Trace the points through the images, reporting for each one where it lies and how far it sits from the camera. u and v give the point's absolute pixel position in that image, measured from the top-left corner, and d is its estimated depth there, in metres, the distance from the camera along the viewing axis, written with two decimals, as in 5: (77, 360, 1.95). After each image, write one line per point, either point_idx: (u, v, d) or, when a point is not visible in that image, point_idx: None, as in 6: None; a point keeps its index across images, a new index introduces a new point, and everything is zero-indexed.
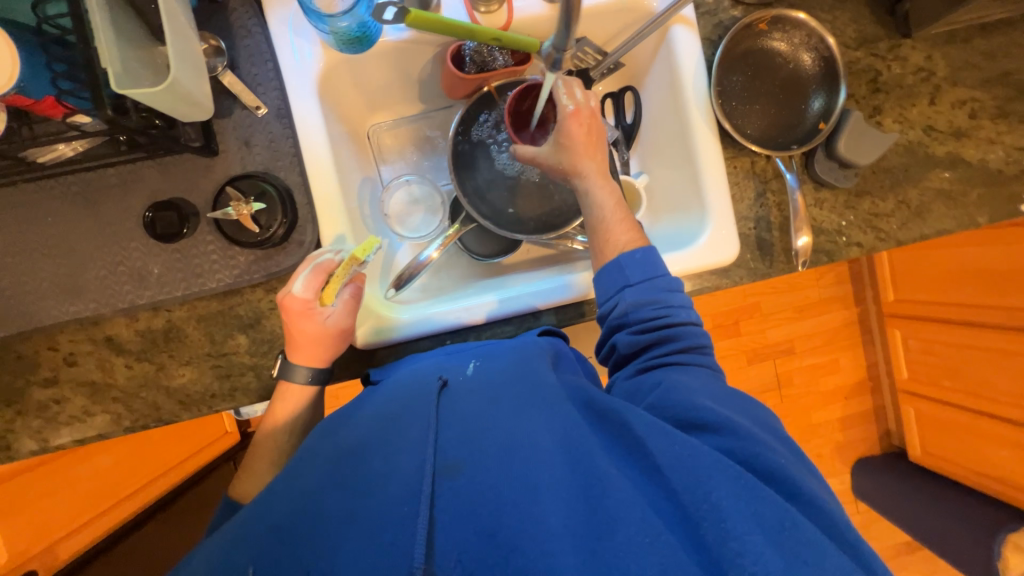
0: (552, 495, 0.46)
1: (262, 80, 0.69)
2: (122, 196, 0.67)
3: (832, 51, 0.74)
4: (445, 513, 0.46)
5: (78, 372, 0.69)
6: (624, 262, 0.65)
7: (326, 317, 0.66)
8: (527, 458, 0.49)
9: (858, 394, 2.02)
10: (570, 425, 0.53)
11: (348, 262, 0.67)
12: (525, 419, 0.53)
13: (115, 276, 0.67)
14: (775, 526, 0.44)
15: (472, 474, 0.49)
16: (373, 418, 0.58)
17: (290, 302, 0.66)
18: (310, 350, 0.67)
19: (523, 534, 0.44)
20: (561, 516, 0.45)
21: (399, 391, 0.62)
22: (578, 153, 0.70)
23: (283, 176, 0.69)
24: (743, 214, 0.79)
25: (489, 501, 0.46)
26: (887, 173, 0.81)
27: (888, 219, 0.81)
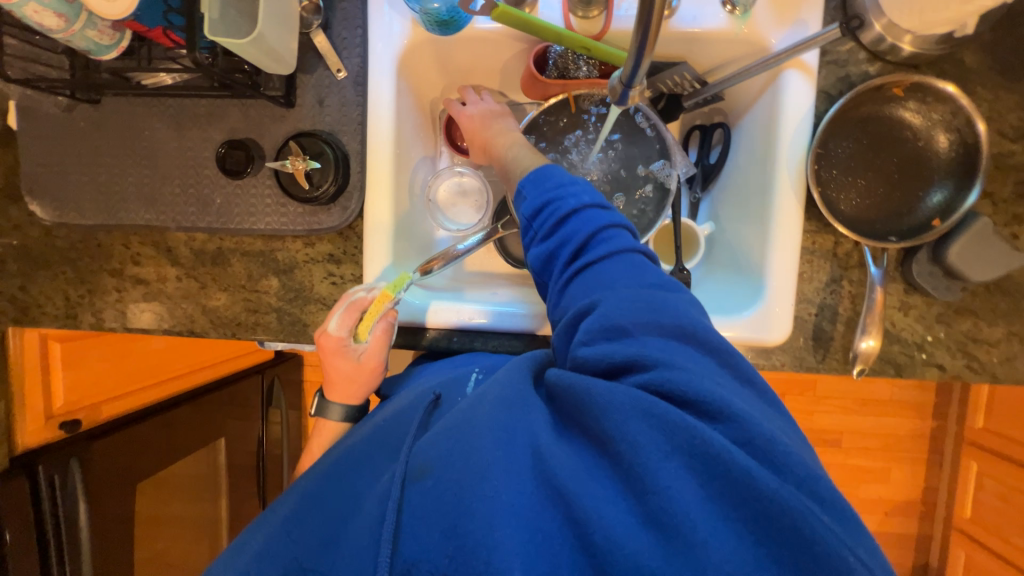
0: (501, 482, 0.42)
1: (349, 44, 0.71)
2: (207, 127, 0.73)
3: (978, 139, 0.62)
4: (411, 513, 0.45)
5: (139, 272, 0.77)
6: (525, 183, 0.57)
7: (359, 354, 0.70)
8: (474, 447, 0.45)
9: (903, 514, 1.78)
10: (525, 415, 0.47)
11: (380, 299, 0.67)
12: (480, 409, 0.48)
13: (185, 196, 0.74)
14: (745, 509, 0.37)
15: (432, 473, 0.46)
16: (373, 422, 0.61)
17: (324, 339, 0.69)
18: (344, 383, 0.71)
19: (473, 532, 0.40)
20: (514, 498, 0.41)
21: (401, 400, 0.63)
22: (475, 132, 0.72)
23: (345, 141, 0.72)
24: (806, 296, 0.69)
25: (440, 501, 0.44)
26: (1006, 295, 0.67)
27: (989, 348, 0.67)
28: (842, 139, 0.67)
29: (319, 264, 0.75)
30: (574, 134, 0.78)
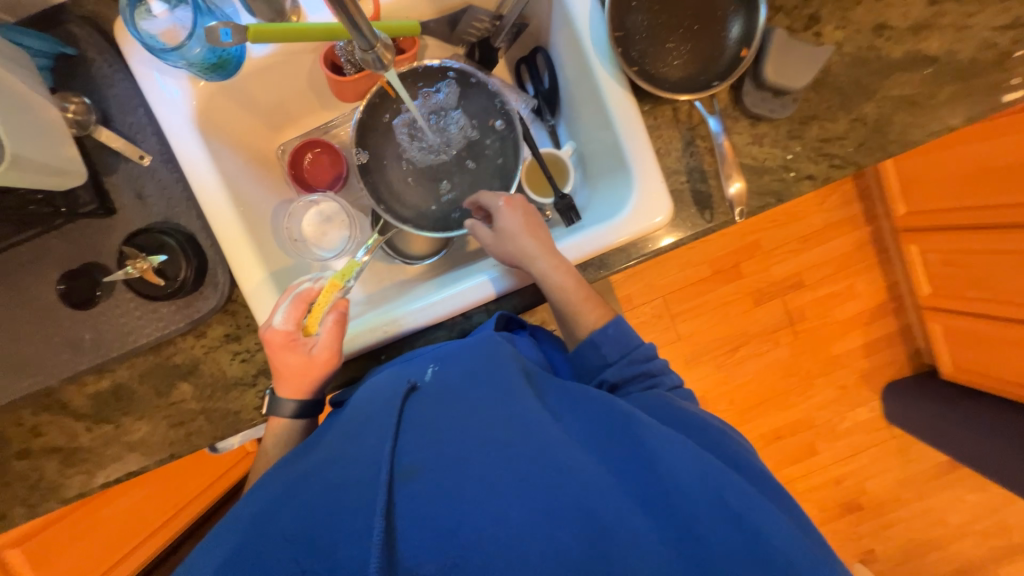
0: (520, 486, 0.47)
1: (139, 127, 0.67)
2: (37, 271, 0.68)
3: None
4: (413, 509, 0.46)
5: (47, 440, 0.73)
6: (598, 341, 0.68)
7: (311, 346, 0.66)
8: (496, 453, 0.50)
9: (881, 318, 1.90)
10: (544, 423, 0.53)
11: (328, 288, 0.69)
12: (493, 417, 0.54)
13: (52, 348, 0.69)
14: (734, 500, 0.48)
15: (436, 475, 0.48)
16: (338, 430, 0.58)
17: (270, 335, 0.65)
18: (294, 382, 0.66)
19: (484, 527, 0.44)
20: (529, 503, 0.46)
21: (365, 404, 0.61)
22: (520, 237, 0.69)
23: (183, 222, 0.68)
24: (672, 168, 0.72)
25: (456, 504, 0.46)
26: (835, 90, 0.71)
27: (842, 142, 0.72)
28: (635, 14, 0.69)
29: (220, 349, 0.72)
30: (403, 120, 0.76)
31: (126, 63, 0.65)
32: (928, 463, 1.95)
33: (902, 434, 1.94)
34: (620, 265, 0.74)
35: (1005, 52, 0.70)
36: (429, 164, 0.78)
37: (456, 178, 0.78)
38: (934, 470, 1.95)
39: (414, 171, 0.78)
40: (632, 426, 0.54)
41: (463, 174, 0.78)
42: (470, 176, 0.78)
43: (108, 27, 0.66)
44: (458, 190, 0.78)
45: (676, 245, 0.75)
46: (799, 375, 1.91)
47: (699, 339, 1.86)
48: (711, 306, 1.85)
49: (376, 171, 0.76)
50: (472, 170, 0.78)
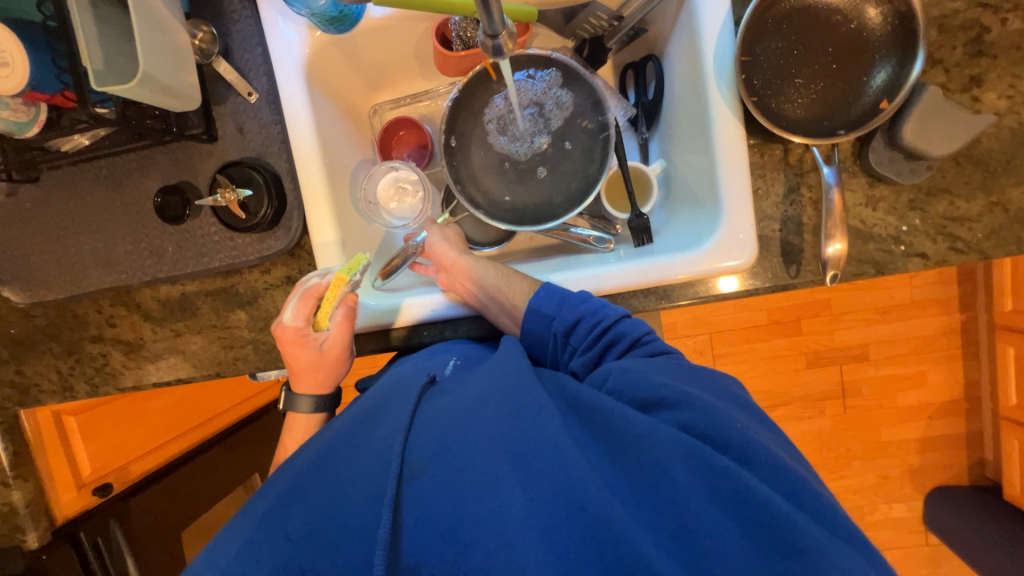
0: (514, 483, 0.48)
1: (253, 65, 0.70)
2: (142, 179, 0.73)
3: (911, 5, 0.57)
4: (419, 502, 0.48)
5: (117, 333, 0.80)
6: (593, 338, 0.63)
7: (321, 343, 0.68)
8: (492, 450, 0.50)
9: (948, 415, 1.72)
10: (539, 421, 0.52)
11: (334, 284, 0.67)
12: (490, 411, 0.53)
13: (139, 252, 0.75)
14: (740, 505, 0.45)
15: (437, 472, 0.49)
16: (358, 412, 0.61)
17: (282, 332, 0.67)
18: (311, 373, 0.69)
19: (482, 529, 0.46)
20: (526, 502, 0.46)
21: (385, 389, 0.64)
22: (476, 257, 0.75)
23: (273, 163, 0.71)
24: (767, 212, 0.67)
25: (457, 501, 0.48)
26: (979, 164, 0.63)
27: (971, 223, 0.63)
28: (769, 40, 0.63)
29: (279, 288, 0.76)
30: (495, 107, 0.76)
31: (256, 2, 0.68)
32: None
33: (939, 543, 1.76)
34: (684, 300, 0.70)
35: None
36: (514, 156, 0.77)
37: (536, 173, 0.77)
38: None
39: (498, 161, 0.77)
40: (618, 414, 0.52)
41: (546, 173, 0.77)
42: (552, 177, 0.76)
43: None
44: (536, 188, 0.77)
45: (749, 294, 0.70)
46: (837, 451, 1.77)
47: None
48: (759, 356, 1.74)
49: (459, 152, 0.76)
50: (554, 167, 0.76)
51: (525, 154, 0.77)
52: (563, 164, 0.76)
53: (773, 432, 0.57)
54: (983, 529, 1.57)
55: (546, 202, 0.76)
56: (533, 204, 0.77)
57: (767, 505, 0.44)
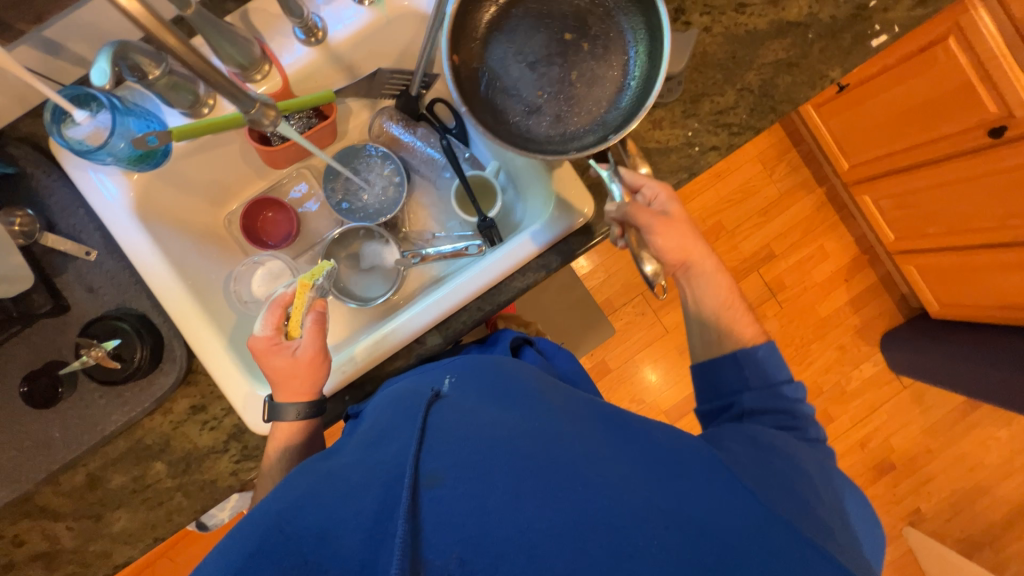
0: (545, 497, 0.45)
1: (83, 226, 0.71)
2: (3, 378, 0.70)
3: None
4: (437, 516, 0.45)
5: (29, 548, 0.72)
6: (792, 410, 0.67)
7: (295, 349, 0.68)
8: (519, 462, 0.47)
9: (858, 271, 1.92)
10: (573, 438, 0.51)
11: (300, 290, 0.71)
12: (521, 425, 0.52)
13: (23, 452, 0.70)
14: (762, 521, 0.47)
15: (459, 483, 0.47)
16: (365, 436, 0.57)
17: (252, 343, 0.68)
18: (286, 385, 0.67)
19: (506, 536, 0.43)
20: (554, 513, 0.44)
21: (385, 412, 0.60)
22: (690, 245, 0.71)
23: (135, 306, 0.71)
24: (584, 165, 0.77)
25: (480, 508, 0.45)
26: (715, 66, 0.77)
27: (734, 110, 0.77)
28: None
29: (188, 421, 0.73)
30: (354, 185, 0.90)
31: (63, 170, 0.70)
32: (946, 406, 1.91)
33: (912, 382, 1.91)
34: (552, 268, 0.76)
35: (859, 6, 0.77)
36: (539, 56, 0.65)
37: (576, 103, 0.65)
38: (953, 411, 1.91)
39: (535, 85, 0.65)
40: (661, 436, 0.55)
41: (582, 53, 0.64)
42: (601, 50, 0.64)
43: (46, 144, 0.71)
44: (600, 70, 0.63)
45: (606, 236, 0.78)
46: (794, 343, 1.90)
47: None
48: None
49: (523, 129, 0.64)
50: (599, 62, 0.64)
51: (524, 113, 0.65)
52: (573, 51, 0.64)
53: (792, 468, 0.58)
54: (931, 351, 1.73)
55: (649, 65, 0.62)
56: (636, 86, 0.62)
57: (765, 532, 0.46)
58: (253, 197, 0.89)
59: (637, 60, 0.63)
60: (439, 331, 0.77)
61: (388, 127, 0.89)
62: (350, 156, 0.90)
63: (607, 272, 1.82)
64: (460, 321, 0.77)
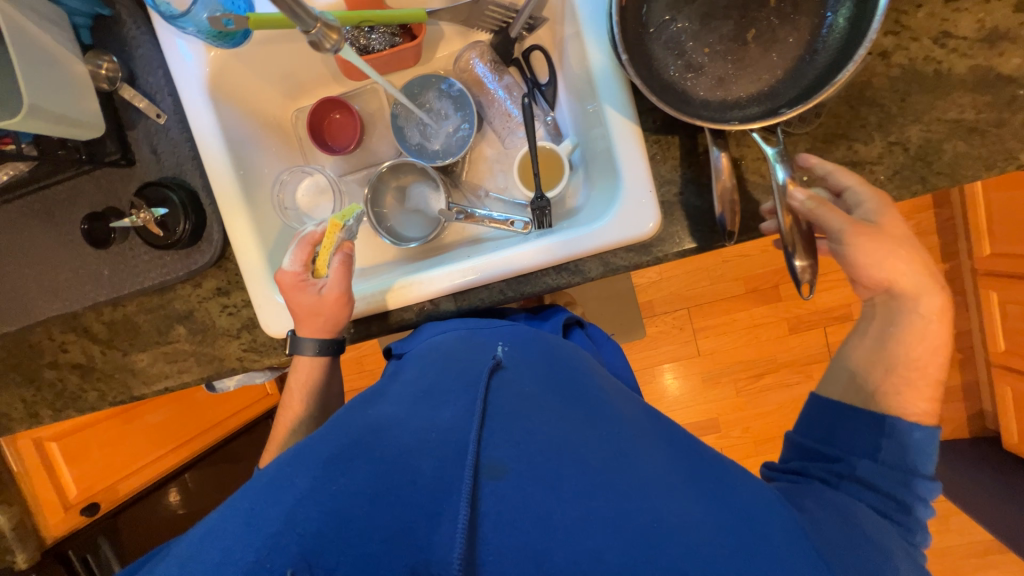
0: (608, 517, 0.42)
1: (158, 87, 0.73)
2: (73, 208, 0.76)
3: None
4: (496, 509, 0.42)
5: (70, 357, 0.84)
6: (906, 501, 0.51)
7: (321, 287, 0.71)
8: (584, 477, 0.44)
9: None
10: (639, 461, 0.47)
11: (330, 229, 0.71)
12: (584, 434, 0.49)
13: (78, 278, 0.79)
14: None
15: (522, 481, 0.44)
16: (414, 391, 0.57)
17: (281, 276, 0.71)
18: (311, 320, 0.71)
19: (566, 553, 0.40)
20: (619, 542, 0.40)
21: (439, 369, 0.59)
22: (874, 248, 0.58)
23: (189, 180, 0.74)
24: (666, 177, 0.66)
25: (540, 513, 0.42)
26: (874, 106, 0.62)
27: (873, 167, 0.62)
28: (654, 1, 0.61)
29: (212, 300, 0.78)
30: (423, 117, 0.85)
31: (151, 27, 0.71)
32: (969, 536, 1.72)
33: (942, 499, 1.72)
34: (591, 275, 0.70)
35: None
36: (713, 4, 0.57)
37: (739, 73, 0.58)
38: (974, 544, 1.71)
39: (701, 36, 0.58)
40: (734, 480, 0.49)
41: (773, 16, 0.56)
42: (790, 7, 0.55)
43: None
44: (785, 35, 0.56)
45: (659, 261, 0.69)
46: None
47: (721, 358, 1.75)
48: (739, 325, 1.72)
49: (679, 84, 0.59)
50: (788, 39, 0.56)
51: (682, 66, 0.59)
52: (763, 11, 0.56)
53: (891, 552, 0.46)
54: (980, 481, 1.53)
55: (849, 34, 0.52)
56: (824, 56, 0.54)
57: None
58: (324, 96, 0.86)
59: (833, 26, 0.53)
60: (453, 298, 0.76)
61: (474, 66, 0.81)
62: (428, 86, 0.84)
63: (659, 275, 1.69)
64: (476, 297, 0.74)
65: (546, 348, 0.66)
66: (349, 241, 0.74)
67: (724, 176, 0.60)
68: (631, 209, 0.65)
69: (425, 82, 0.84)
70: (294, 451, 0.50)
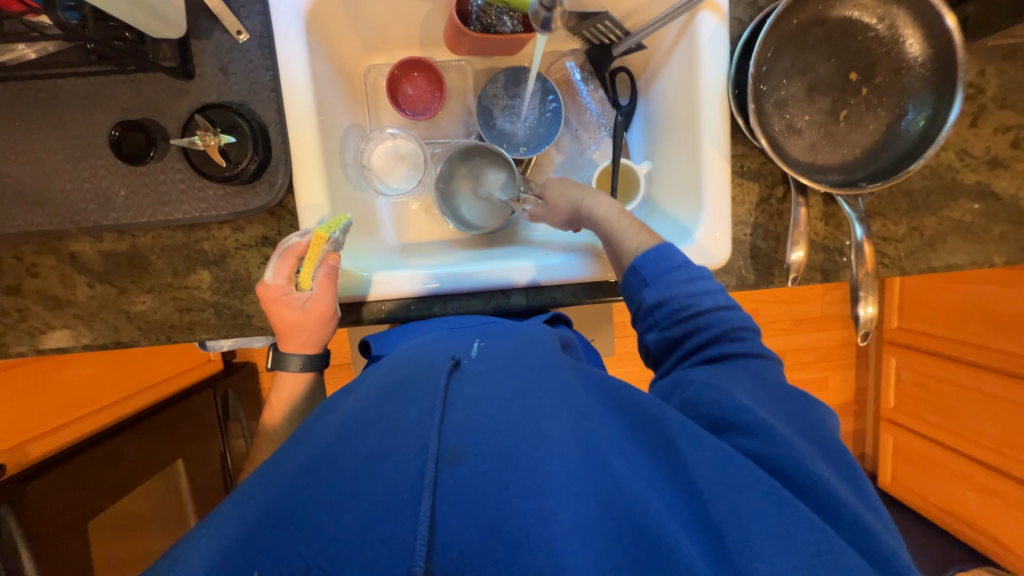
0: (568, 492, 0.39)
1: (246, 2, 0.65)
2: (94, 110, 0.63)
3: (894, 40, 0.64)
4: (456, 495, 0.39)
5: (41, 285, 0.69)
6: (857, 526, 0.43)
7: (305, 301, 0.64)
8: (542, 449, 0.41)
9: (841, 415, 1.97)
10: (599, 434, 0.44)
11: (315, 242, 0.63)
12: (545, 409, 0.45)
13: (80, 194, 0.65)
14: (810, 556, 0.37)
15: (479, 461, 0.40)
16: (381, 387, 0.51)
17: (262, 290, 0.63)
18: (296, 333, 0.66)
19: (533, 532, 0.36)
20: (577, 512, 0.38)
21: (403, 363, 0.55)
22: None
23: (259, 111, 0.66)
24: (741, 218, 0.74)
25: (498, 493, 0.39)
26: (906, 195, 0.75)
27: (897, 244, 0.76)
28: (778, 63, 0.66)
29: (253, 249, 0.70)
30: (502, 105, 0.84)
31: None
32: None
33: None
34: None
35: None
36: (819, 81, 0.66)
37: (828, 144, 0.67)
38: None
39: (803, 105, 0.67)
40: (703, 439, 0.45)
41: (865, 105, 0.66)
42: (877, 99, 0.66)
43: None
44: (869, 120, 0.66)
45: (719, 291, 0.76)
46: None
47: None
48: None
49: (780, 140, 0.66)
50: (871, 126, 0.66)
51: (786, 128, 0.67)
52: (857, 101, 0.66)
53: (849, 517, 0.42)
54: None
55: (921, 136, 0.63)
56: (899, 146, 0.65)
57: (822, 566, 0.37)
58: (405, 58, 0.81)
59: (911, 123, 0.64)
60: (525, 292, 0.75)
61: (568, 67, 0.84)
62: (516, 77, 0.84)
63: None
64: (551, 296, 0.75)
65: (522, 333, 0.61)
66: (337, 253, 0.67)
67: (800, 227, 0.69)
68: (710, 238, 0.70)
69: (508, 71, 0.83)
70: (254, 478, 0.45)
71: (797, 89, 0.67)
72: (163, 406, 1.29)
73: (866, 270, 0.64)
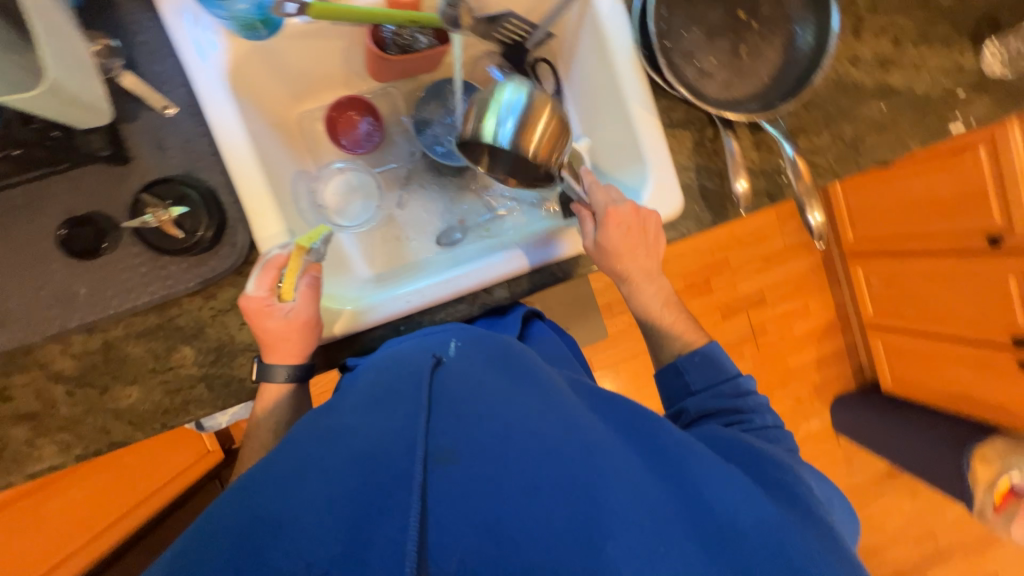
0: (558, 485, 0.41)
1: (167, 77, 0.66)
2: (35, 216, 0.63)
3: None
4: (449, 499, 0.40)
5: (16, 406, 0.66)
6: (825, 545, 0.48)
7: (287, 312, 0.64)
8: (532, 445, 0.43)
9: (831, 334, 2.04)
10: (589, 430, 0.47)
11: (296, 253, 0.64)
12: (536, 410, 0.47)
13: (38, 302, 0.63)
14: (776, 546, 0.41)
15: (473, 464, 0.41)
16: (368, 393, 0.51)
17: (245, 302, 0.64)
18: (280, 348, 0.66)
19: (525, 533, 0.38)
20: (566, 508, 0.40)
21: (385, 369, 0.55)
22: None
23: (204, 177, 0.66)
24: (683, 164, 0.79)
25: (494, 495, 0.40)
26: (818, 108, 0.82)
27: (824, 154, 0.82)
28: (674, 19, 0.72)
29: (230, 312, 0.69)
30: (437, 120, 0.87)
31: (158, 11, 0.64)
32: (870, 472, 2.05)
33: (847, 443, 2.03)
34: None
35: (949, 92, 0.83)
36: (714, 26, 0.73)
37: (739, 80, 0.73)
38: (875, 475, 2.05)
39: (708, 50, 0.73)
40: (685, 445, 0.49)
41: (760, 37, 0.72)
42: (768, 30, 0.72)
43: None
44: (768, 49, 0.73)
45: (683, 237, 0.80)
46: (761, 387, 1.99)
47: None
48: None
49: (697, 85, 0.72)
50: (771, 54, 0.72)
51: (699, 73, 0.72)
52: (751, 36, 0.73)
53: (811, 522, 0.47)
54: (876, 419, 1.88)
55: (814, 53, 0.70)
56: (800, 65, 0.71)
57: (771, 527, 0.43)
58: (335, 99, 0.85)
59: (803, 43, 0.70)
60: (507, 286, 0.77)
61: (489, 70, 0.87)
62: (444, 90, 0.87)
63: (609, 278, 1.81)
64: (530, 280, 0.77)
65: (503, 344, 0.61)
66: (317, 264, 0.68)
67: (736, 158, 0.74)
68: (660, 189, 0.75)
69: (438, 88, 0.87)
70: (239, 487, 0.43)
71: (698, 37, 0.73)
72: (168, 510, 1.22)
73: (804, 181, 0.70)
